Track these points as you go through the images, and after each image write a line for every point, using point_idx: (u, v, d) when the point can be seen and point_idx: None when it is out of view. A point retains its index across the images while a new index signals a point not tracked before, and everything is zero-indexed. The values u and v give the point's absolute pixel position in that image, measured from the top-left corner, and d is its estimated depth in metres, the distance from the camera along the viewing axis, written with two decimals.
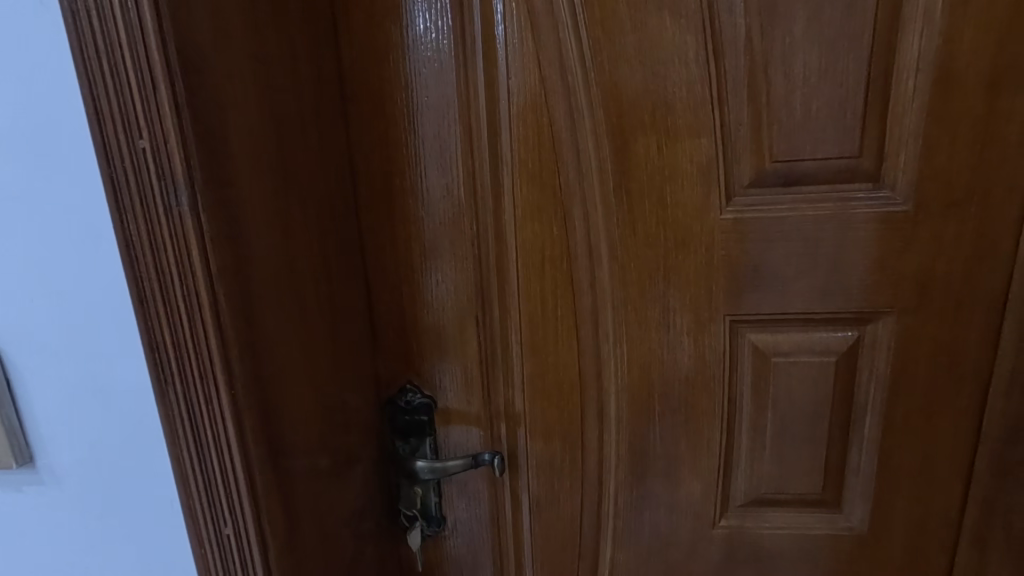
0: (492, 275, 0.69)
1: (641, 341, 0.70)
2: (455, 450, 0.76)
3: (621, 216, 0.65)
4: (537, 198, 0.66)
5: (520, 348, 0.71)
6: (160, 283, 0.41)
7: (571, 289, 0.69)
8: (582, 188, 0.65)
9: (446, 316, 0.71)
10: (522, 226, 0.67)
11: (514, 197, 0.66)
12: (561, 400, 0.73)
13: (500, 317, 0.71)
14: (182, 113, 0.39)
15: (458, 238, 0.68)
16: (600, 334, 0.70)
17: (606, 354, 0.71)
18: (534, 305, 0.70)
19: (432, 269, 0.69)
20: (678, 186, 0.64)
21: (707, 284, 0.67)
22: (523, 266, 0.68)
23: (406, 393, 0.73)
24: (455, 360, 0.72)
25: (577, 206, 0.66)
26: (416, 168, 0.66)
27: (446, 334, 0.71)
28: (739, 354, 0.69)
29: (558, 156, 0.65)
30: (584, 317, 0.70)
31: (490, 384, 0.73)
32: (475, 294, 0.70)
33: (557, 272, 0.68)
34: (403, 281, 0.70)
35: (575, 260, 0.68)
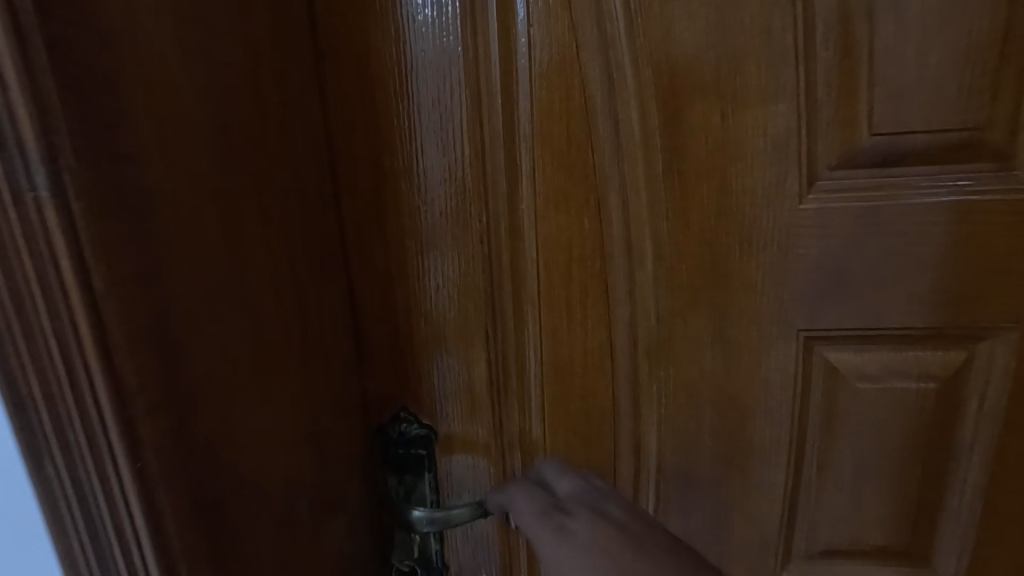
0: (507, 279, 0.55)
1: (688, 359, 0.56)
2: (459, 490, 0.62)
3: (670, 205, 0.52)
4: (562, 183, 0.52)
5: (539, 367, 0.58)
6: (13, 309, 0.28)
7: (603, 297, 0.55)
8: (621, 169, 0.51)
9: (449, 330, 0.57)
10: (542, 218, 0.53)
11: (533, 181, 0.52)
12: (588, 429, 0.60)
13: (515, 330, 0.57)
14: (31, 47, 0.25)
15: (463, 234, 0.54)
16: (638, 350, 0.57)
17: (645, 374, 0.57)
18: (556, 316, 0.56)
19: (431, 272, 0.55)
20: (746, 167, 0.50)
21: (777, 292, 0.53)
22: (544, 268, 0.55)
23: (399, 423, 0.60)
24: (460, 381, 0.59)
25: (614, 193, 0.52)
26: (410, 144, 0.52)
27: (449, 352, 0.58)
28: (813, 377, 0.56)
29: (592, 129, 0.50)
30: (619, 331, 0.56)
31: (501, 410, 0.60)
32: (484, 302, 0.56)
33: (586, 275, 0.55)
34: (395, 288, 0.56)
35: (610, 261, 0.54)
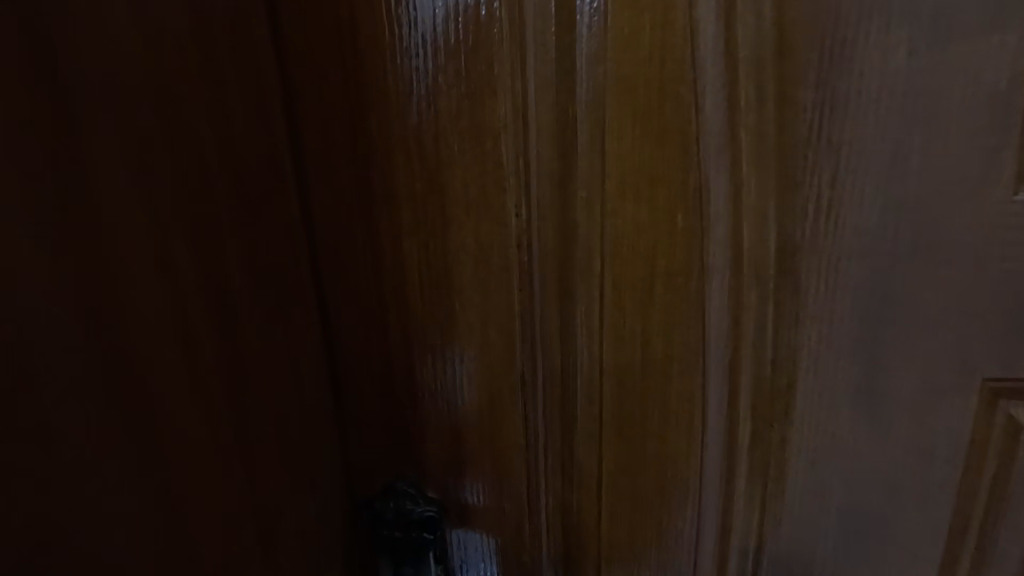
0: (553, 300, 0.38)
1: (815, 420, 0.39)
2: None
3: (812, 198, 0.34)
4: (643, 162, 0.35)
5: (597, 424, 0.41)
6: None
7: (697, 332, 0.38)
8: (738, 144, 0.34)
9: (467, 368, 0.40)
10: (608, 214, 0.36)
11: (599, 160, 0.35)
12: (663, 511, 0.43)
13: (568, 376, 0.40)
14: None
15: (490, 233, 0.37)
16: (743, 407, 0.40)
17: (752, 440, 0.40)
18: (624, 355, 0.39)
19: (445, 286, 0.39)
20: (939, 135, 0.32)
21: (960, 327, 0.36)
22: (611, 288, 0.38)
23: (398, 501, 0.43)
24: (484, 443, 0.42)
25: (723, 181, 0.35)
26: (410, 103, 0.35)
27: (468, 399, 0.41)
28: (992, 449, 0.39)
29: (695, 80, 0.33)
30: (715, 379, 0.39)
31: (542, 484, 0.43)
32: (520, 334, 0.39)
33: (673, 299, 0.38)
34: (395, 305, 0.39)
35: (712, 280, 0.37)
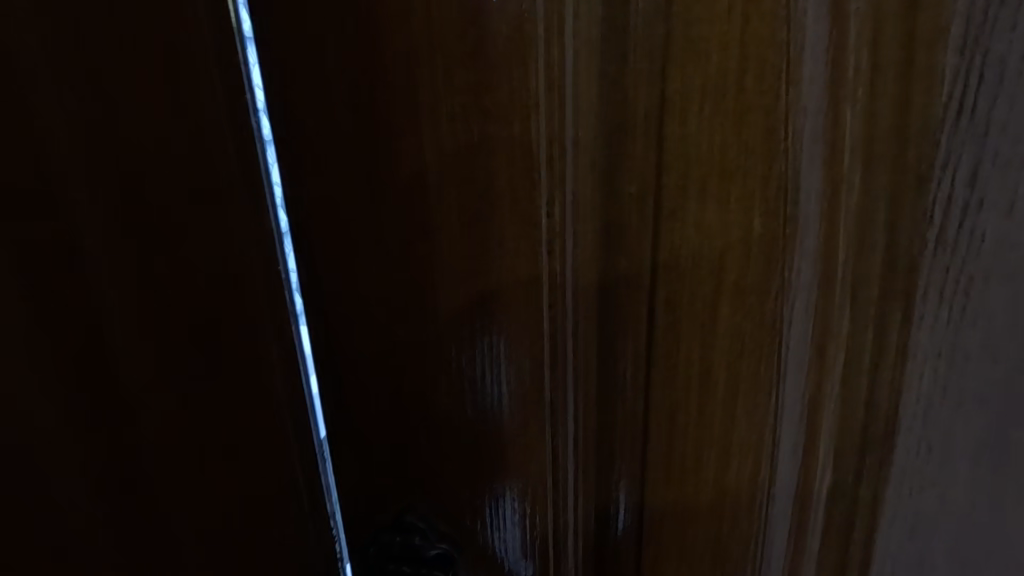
0: (592, 318, 0.31)
1: (919, 485, 0.31)
2: None
3: (933, 198, 0.26)
4: (711, 156, 0.27)
5: (639, 472, 0.34)
6: None
7: (769, 370, 0.30)
8: (843, 132, 0.26)
9: (489, 395, 0.34)
10: (660, 220, 0.29)
11: (656, 149, 0.28)
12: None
13: (603, 410, 0.33)
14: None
15: (521, 236, 0.30)
16: (819, 458, 0.31)
17: (832, 505, 0.32)
18: (677, 393, 0.32)
19: (468, 294, 0.32)
20: None
21: None
22: (664, 310, 0.30)
23: (405, 531, 0.37)
24: (508, 480, 0.36)
25: (814, 181, 0.27)
26: (408, 86, 0.29)
27: (493, 429, 0.35)
28: None
29: (789, 46, 0.25)
30: (788, 429, 0.31)
31: (570, 534, 0.37)
32: (539, 358, 0.33)
33: (742, 330, 0.30)
34: (402, 298, 0.32)
35: (794, 307, 0.29)
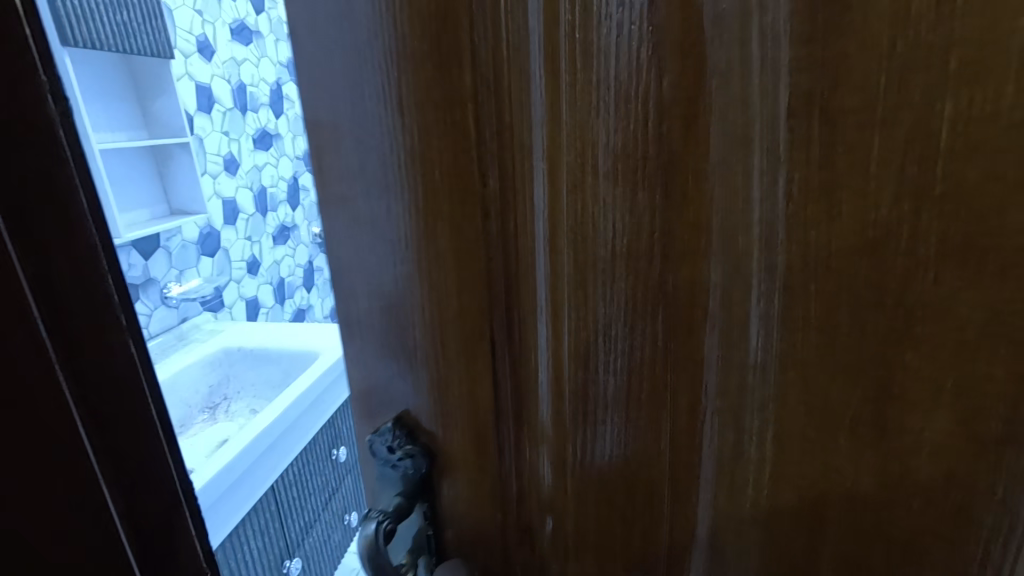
0: (518, 298, 0.38)
1: (792, 463, 0.33)
2: (456, 521, 0.47)
3: (784, 205, 0.29)
4: (597, 136, 0.31)
5: (560, 414, 0.39)
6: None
7: (663, 329, 0.34)
8: (713, 120, 0.29)
9: (442, 358, 0.42)
10: (563, 191, 0.34)
11: (558, 129, 0.33)
12: (629, 520, 0.40)
13: (533, 350, 0.39)
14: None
15: (464, 231, 0.37)
16: (705, 425, 0.36)
17: (729, 458, 0.36)
18: (586, 344, 0.36)
19: (423, 277, 0.39)
20: (944, 130, 0.25)
21: (970, 366, 0.27)
22: (571, 269, 0.35)
23: (389, 437, 0.46)
24: (457, 428, 0.43)
25: (691, 164, 0.30)
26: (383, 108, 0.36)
27: (445, 386, 0.42)
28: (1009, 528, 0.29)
29: (656, 46, 0.29)
30: (684, 385, 0.35)
31: (509, 458, 0.43)
32: (484, 303, 0.39)
33: (634, 317, 0.34)
34: (383, 274, 0.41)
35: (683, 276, 0.33)
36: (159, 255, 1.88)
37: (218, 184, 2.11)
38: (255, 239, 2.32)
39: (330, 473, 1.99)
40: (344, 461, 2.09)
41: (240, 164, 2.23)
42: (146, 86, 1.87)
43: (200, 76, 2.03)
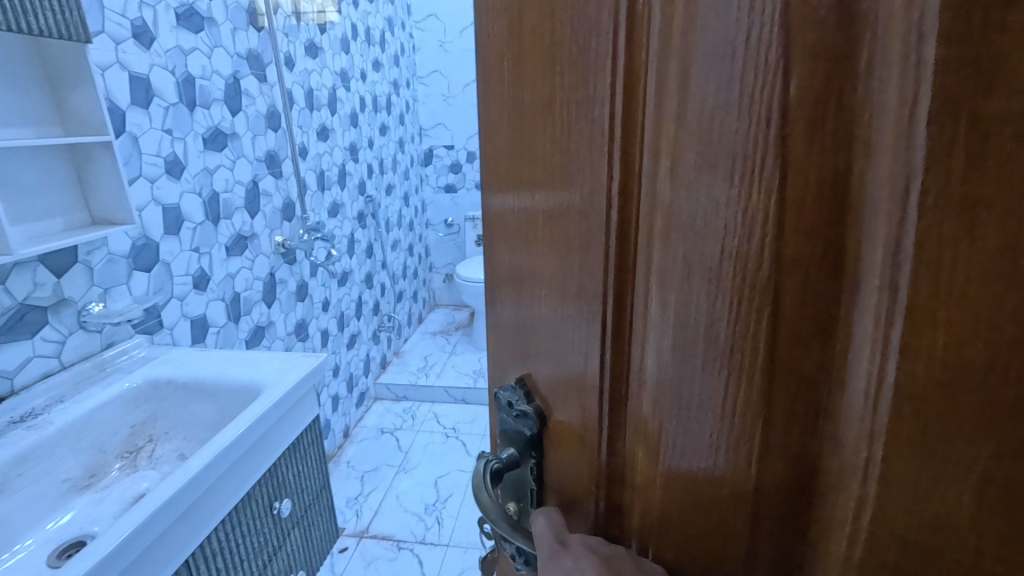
0: (636, 291, 0.40)
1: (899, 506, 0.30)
2: (557, 481, 0.53)
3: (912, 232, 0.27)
4: (719, 134, 0.32)
5: (653, 405, 0.40)
6: None
7: (765, 332, 0.33)
8: (840, 134, 0.28)
9: (564, 341, 0.48)
10: (676, 186, 0.35)
11: (680, 128, 0.34)
12: (714, 525, 0.39)
13: (640, 341, 0.41)
14: None
15: (592, 227, 0.41)
16: (805, 445, 0.34)
17: (827, 480, 0.34)
18: (686, 338, 0.37)
19: (561, 270, 0.46)
20: None
21: None
22: (680, 261, 0.36)
23: (517, 392, 0.56)
24: (570, 399, 0.48)
25: (814, 168, 0.30)
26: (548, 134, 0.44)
27: (566, 365, 0.48)
28: None
29: (786, 63, 0.29)
30: (782, 397, 0.34)
31: (605, 438, 0.45)
32: (600, 287, 0.42)
33: (733, 326, 0.34)
34: (535, 263, 0.50)
35: (791, 283, 0.32)
36: (78, 271, 1.54)
37: (154, 188, 1.74)
38: (201, 249, 1.95)
39: (266, 528, 1.60)
40: (288, 514, 1.71)
41: (182, 169, 1.84)
42: (62, 79, 1.48)
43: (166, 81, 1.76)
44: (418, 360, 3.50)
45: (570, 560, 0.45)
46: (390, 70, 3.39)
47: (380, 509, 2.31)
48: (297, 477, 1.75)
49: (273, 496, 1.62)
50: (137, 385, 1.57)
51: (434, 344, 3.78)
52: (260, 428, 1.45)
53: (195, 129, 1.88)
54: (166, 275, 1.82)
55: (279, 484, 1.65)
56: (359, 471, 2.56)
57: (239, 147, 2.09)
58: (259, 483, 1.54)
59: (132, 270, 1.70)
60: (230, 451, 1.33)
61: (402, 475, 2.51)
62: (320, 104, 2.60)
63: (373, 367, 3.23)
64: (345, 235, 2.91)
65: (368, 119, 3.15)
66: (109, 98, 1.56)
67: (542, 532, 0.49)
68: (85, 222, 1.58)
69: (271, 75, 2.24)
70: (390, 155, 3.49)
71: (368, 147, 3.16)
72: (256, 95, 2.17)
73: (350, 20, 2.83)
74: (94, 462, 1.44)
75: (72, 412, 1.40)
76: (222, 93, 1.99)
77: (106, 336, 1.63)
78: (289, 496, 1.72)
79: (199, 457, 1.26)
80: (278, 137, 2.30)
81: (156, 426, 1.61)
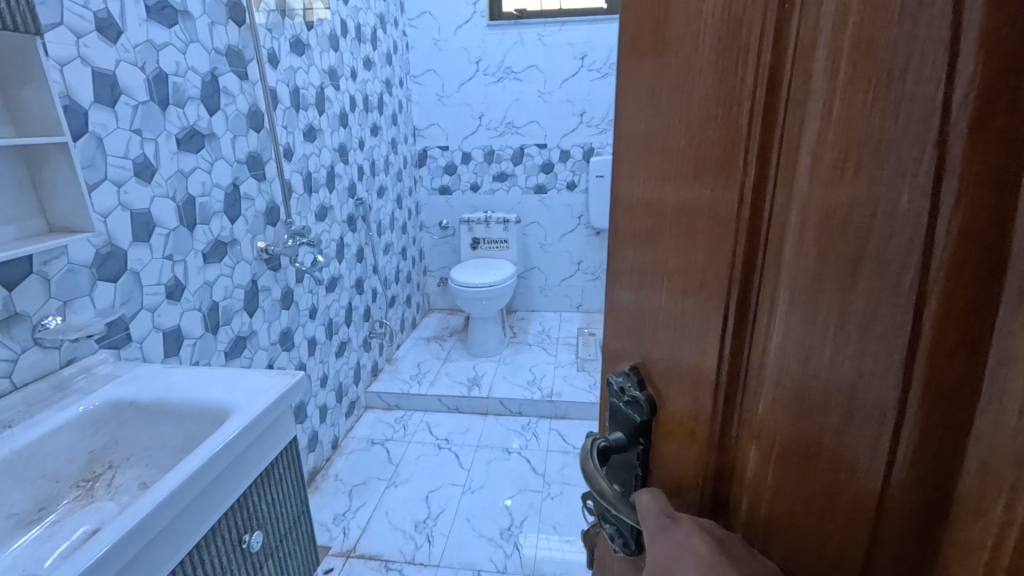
0: (759, 285, 0.41)
1: None
2: (663, 466, 0.56)
3: None
4: (867, 133, 0.31)
5: (771, 396, 0.41)
6: None
7: (903, 345, 0.31)
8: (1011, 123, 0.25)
9: (687, 332, 0.49)
10: (814, 181, 0.35)
11: (825, 129, 0.34)
12: (826, 527, 0.37)
13: (763, 339, 0.41)
14: None
15: (723, 222, 0.43)
16: (939, 472, 0.31)
17: (962, 516, 0.30)
18: (813, 344, 0.37)
19: (689, 263, 0.48)
20: None
21: None
22: (812, 263, 0.36)
23: (630, 378, 0.59)
24: (688, 385, 0.50)
25: (975, 165, 0.27)
26: (686, 135, 0.47)
27: (685, 354, 0.50)
28: None
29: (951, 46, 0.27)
30: (916, 415, 0.31)
31: (717, 425, 0.47)
32: (725, 282, 0.44)
33: (865, 326, 0.33)
34: (665, 255, 0.52)
35: (939, 291, 0.29)
36: (33, 283, 1.40)
37: (122, 193, 1.62)
38: (176, 256, 1.83)
39: (235, 565, 1.47)
40: (260, 549, 1.58)
41: (153, 171, 1.73)
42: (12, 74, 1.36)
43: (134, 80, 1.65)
44: (412, 367, 3.42)
45: (681, 536, 0.46)
46: (382, 69, 3.30)
47: (369, 526, 2.23)
48: (270, 505, 1.63)
49: (243, 528, 1.49)
50: (97, 406, 1.44)
51: (428, 350, 3.68)
52: (224, 458, 1.31)
53: (167, 129, 1.78)
54: (135, 284, 1.69)
55: (251, 514, 1.52)
56: (348, 485, 2.47)
57: (217, 148, 1.98)
58: (226, 515, 1.41)
59: (95, 281, 1.56)
60: (186, 488, 1.19)
61: (392, 490, 2.43)
62: (307, 104, 2.51)
63: (364, 375, 3.14)
64: (335, 239, 2.81)
65: (360, 119, 3.06)
66: (67, 94, 1.44)
67: (647, 510, 0.51)
68: (41, 230, 1.45)
69: (253, 73, 2.15)
70: (383, 156, 3.39)
71: (359, 148, 3.05)
72: (236, 94, 2.07)
73: (338, 17, 2.74)
74: (45, 492, 1.31)
75: (21, 437, 1.27)
76: (198, 92, 1.89)
77: (66, 352, 1.49)
78: (261, 526, 1.59)
79: (156, 492, 1.14)
80: (260, 138, 2.20)
81: (117, 451, 1.48)
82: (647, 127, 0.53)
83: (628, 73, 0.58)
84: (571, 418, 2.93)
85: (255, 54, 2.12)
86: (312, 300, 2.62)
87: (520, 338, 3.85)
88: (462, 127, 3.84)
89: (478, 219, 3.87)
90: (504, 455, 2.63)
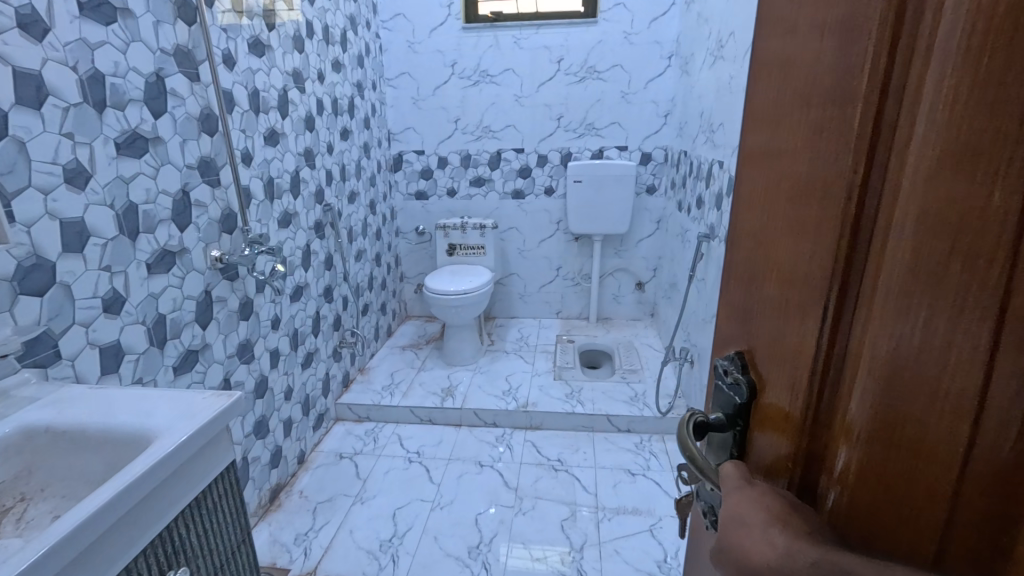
0: (862, 263, 0.41)
1: None
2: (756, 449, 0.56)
3: None
4: (970, 111, 0.31)
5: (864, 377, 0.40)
6: None
7: (989, 337, 0.31)
8: None
9: (790, 308, 0.49)
10: (921, 154, 0.35)
11: (930, 125, 0.34)
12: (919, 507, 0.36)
13: (860, 323, 0.40)
14: None
15: (828, 201, 0.43)
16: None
17: None
18: (903, 341, 0.36)
19: (797, 242, 0.48)
20: None
21: None
22: (907, 257, 0.36)
23: (737, 360, 0.60)
24: (788, 364, 0.50)
25: None
26: (804, 118, 0.48)
27: (786, 330, 0.50)
28: None
29: None
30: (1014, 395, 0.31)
31: (811, 409, 0.46)
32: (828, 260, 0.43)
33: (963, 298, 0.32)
34: (779, 235, 0.52)
35: None
36: None
37: (50, 200, 1.48)
38: (113, 267, 1.68)
39: None
40: None
41: (88, 179, 1.59)
42: None
43: (63, 78, 1.51)
44: (385, 377, 3.31)
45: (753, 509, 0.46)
46: (352, 72, 3.23)
47: (332, 546, 2.10)
48: (202, 536, 1.46)
49: (167, 565, 1.33)
50: (7, 432, 1.27)
51: (402, 359, 3.58)
52: (137, 493, 1.15)
53: (104, 134, 1.64)
54: (67, 298, 1.53)
55: (177, 547, 1.36)
56: (312, 503, 2.35)
57: (163, 153, 1.86)
58: (147, 551, 1.25)
59: (16, 295, 1.39)
60: (89, 528, 1.03)
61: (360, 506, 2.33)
62: (267, 108, 2.41)
63: (334, 386, 3.01)
64: (301, 246, 2.70)
65: (327, 121, 2.95)
66: None
67: (728, 479, 0.53)
68: None
69: (205, 74, 2.04)
70: (353, 160, 3.31)
71: (327, 153, 2.96)
72: (187, 96, 1.96)
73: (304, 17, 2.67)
74: None
75: None
76: (142, 93, 1.77)
77: None
78: (189, 561, 1.41)
79: (50, 531, 0.99)
80: (213, 142, 2.08)
81: (31, 481, 1.31)
82: (772, 113, 0.54)
83: (763, 60, 0.59)
84: (547, 428, 2.90)
85: (206, 55, 2.01)
86: (275, 311, 2.48)
87: (495, 345, 3.80)
88: (438, 132, 3.85)
89: (455, 225, 3.81)
90: (477, 468, 2.57)
